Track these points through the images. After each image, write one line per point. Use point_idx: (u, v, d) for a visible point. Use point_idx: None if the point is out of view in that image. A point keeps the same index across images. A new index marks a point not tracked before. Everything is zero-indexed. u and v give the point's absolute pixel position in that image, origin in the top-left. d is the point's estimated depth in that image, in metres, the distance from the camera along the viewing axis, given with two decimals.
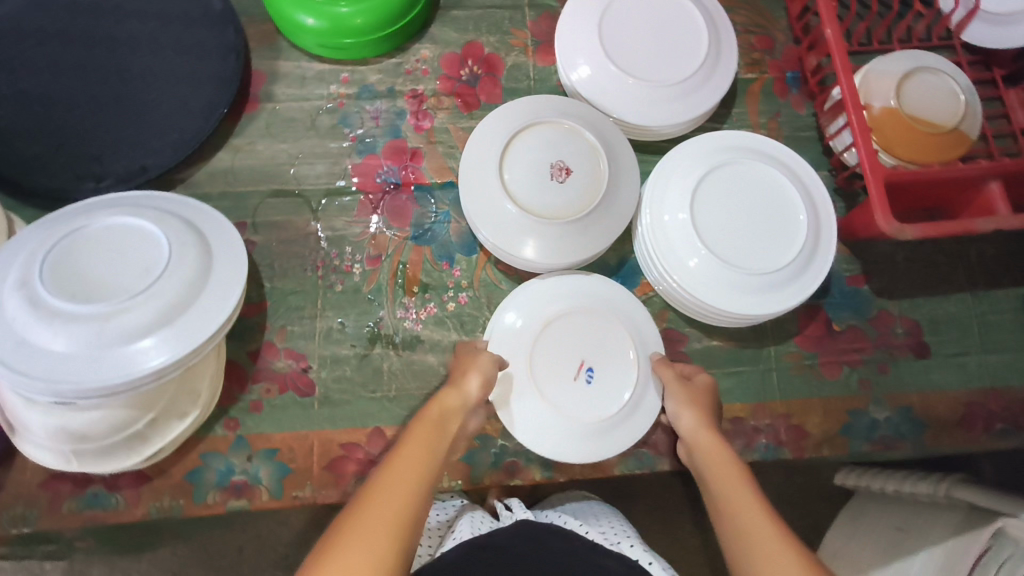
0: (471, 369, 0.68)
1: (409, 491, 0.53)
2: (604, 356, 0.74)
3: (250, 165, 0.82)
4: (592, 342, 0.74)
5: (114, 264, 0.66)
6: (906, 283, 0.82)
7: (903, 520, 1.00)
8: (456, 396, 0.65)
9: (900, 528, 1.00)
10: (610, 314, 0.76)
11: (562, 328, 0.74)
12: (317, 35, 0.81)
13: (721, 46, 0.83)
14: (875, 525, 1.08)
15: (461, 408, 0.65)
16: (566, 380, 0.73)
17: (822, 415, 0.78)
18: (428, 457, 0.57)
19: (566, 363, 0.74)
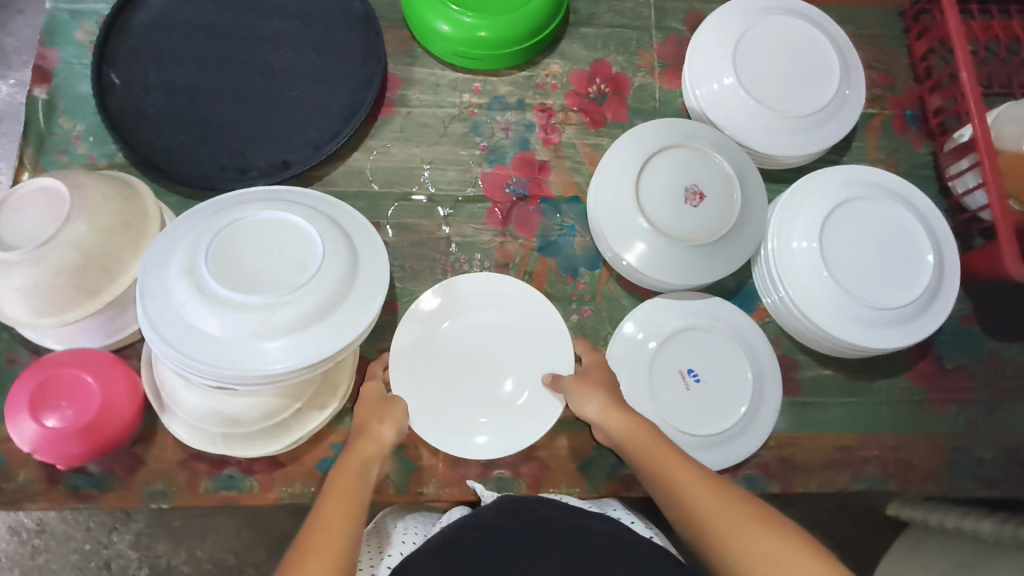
0: (385, 417, 0.67)
1: (335, 536, 0.53)
2: (711, 366, 0.77)
3: (384, 167, 0.84)
4: (700, 353, 0.78)
5: (270, 257, 0.68)
6: (1018, 327, 0.83)
7: (962, 555, 1.03)
8: (371, 444, 0.64)
9: (963, 564, 1.02)
10: (718, 326, 0.79)
11: (671, 338, 0.77)
12: (449, 42, 0.84)
13: (851, 81, 0.85)
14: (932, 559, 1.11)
15: (376, 453, 0.63)
16: (673, 388, 0.76)
17: (929, 450, 0.79)
18: (350, 494, 0.57)
19: (674, 371, 0.77)
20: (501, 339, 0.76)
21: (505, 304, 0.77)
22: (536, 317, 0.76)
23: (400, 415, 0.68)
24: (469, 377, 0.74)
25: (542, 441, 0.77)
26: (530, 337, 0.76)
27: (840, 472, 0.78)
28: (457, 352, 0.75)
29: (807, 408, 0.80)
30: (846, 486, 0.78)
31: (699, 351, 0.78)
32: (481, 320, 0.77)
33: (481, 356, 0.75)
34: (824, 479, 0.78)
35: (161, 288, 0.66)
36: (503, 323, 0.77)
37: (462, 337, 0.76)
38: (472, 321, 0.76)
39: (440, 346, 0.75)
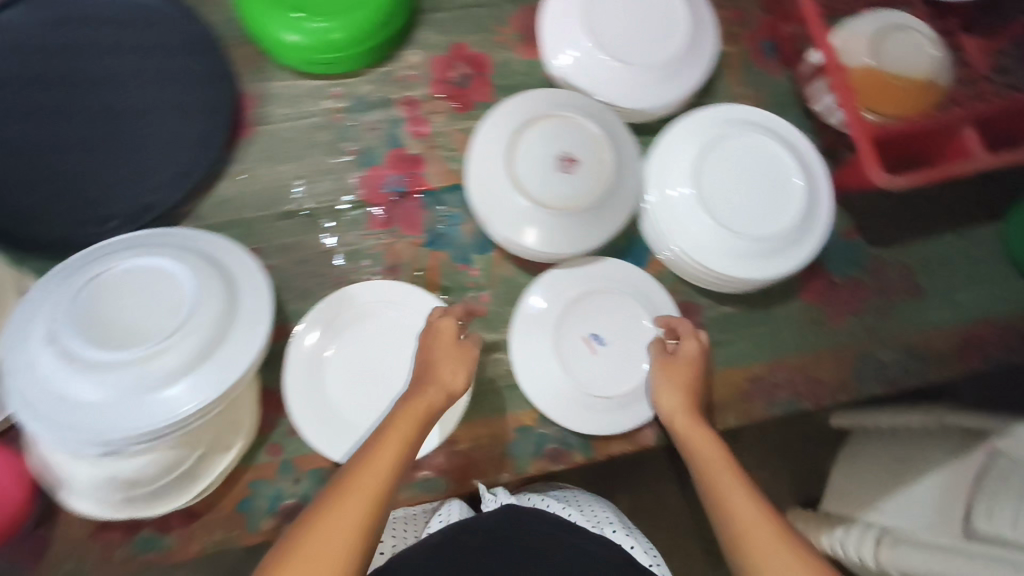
0: (454, 363, 0.69)
1: (376, 485, 0.58)
2: (615, 327, 0.79)
3: (255, 191, 0.82)
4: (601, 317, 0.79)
5: (140, 308, 0.65)
6: (896, 231, 0.87)
7: (900, 452, 1.08)
8: (438, 394, 0.66)
9: (896, 461, 1.07)
10: (614, 285, 0.80)
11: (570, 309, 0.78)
12: (296, 52, 0.81)
13: (701, 24, 0.86)
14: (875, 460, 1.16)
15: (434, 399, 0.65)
16: (580, 358, 0.77)
17: (834, 363, 0.83)
18: (402, 444, 0.61)
19: (580, 340, 0.78)
20: (399, 341, 0.76)
21: (398, 305, 0.77)
22: (430, 315, 0.77)
23: (467, 358, 0.69)
24: (377, 389, 0.74)
25: (463, 434, 0.77)
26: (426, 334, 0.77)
27: (755, 402, 0.81)
28: (353, 373, 0.75)
29: (713, 348, 0.82)
30: (763, 415, 0.80)
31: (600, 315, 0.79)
32: (371, 328, 0.76)
33: (380, 367, 0.75)
34: (742, 412, 0.80)
35: (25, 362, 0.62)
36: (395, 327, 0.77)
37: (355, 357, 0.75)
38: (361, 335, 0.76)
39: (335, 372, 0.75)
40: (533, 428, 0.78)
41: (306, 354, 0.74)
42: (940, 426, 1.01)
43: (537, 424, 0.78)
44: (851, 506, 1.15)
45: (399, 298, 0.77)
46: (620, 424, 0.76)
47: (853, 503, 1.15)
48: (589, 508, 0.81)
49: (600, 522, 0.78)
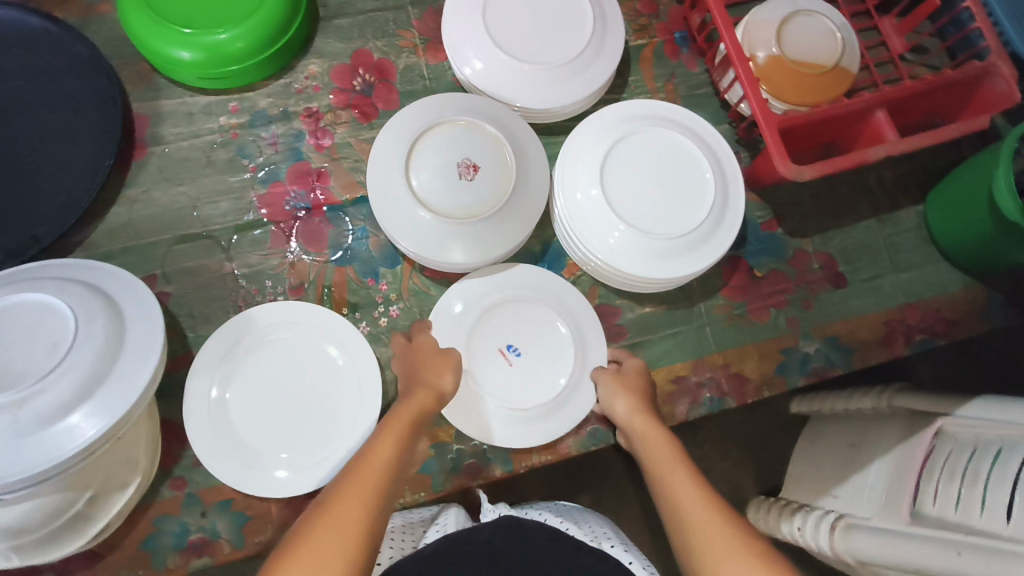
0: (443, 367, 0.70)
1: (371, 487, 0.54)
2: (533, 335, 0.76)
3: (150, 214, 0.79)
4: (515, 326, 0.76)
5: (17, 347, 0.63)
6: (816, 219, 0.86)
7: (854, 435, 1.03)
8: (431, 393, 0.67)
9: (852, 445, 1.03)
10: (529, 291, 0.77)
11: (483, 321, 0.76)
12: (197, 68, 0.78)
13: (607, 17, 0.84)
14: (832, 444, 1.12)
15: (429, 405, 0.67)
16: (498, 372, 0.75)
17: (758, 358, 0.81)
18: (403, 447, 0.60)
19: (496, 354, 0.75)
20: (303, 364, 0.73)
21: (298, 327, 0.74)
22: (333, 334, 0.74)
23: (454, 362, 0.71)
24: (286, 419, 0.71)
25: None
26: (331, 354, 0.74)
27: (678, 403, 0.79)
28: (258, 409, 0.71)
29: (634, 350, 0.80)
30: (687, 415, 0.78)
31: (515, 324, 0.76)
32: (270, 355, 0.73)
33: (285, 395, 0.72)
34: (665, 414, 0.78)
35: None
36: (296, 351, 0.74)
37: (257, 390, 0.72)
38: (261, 364, 0.73)
39: (240, 412, 0.71)
40: (448, 444, 0.76)
41: (206, 405, 0.70)
42: (889, 408, 0.95)
43: (453, 440, 0.76)
44: (806, 493, 1.12)
45: (299, 319, 0.74)
46: (526, 438, 0.73)
47: (808, 490, 1.11)
48: (594, 525, 0.74)
49: (598, 537, 0.71)
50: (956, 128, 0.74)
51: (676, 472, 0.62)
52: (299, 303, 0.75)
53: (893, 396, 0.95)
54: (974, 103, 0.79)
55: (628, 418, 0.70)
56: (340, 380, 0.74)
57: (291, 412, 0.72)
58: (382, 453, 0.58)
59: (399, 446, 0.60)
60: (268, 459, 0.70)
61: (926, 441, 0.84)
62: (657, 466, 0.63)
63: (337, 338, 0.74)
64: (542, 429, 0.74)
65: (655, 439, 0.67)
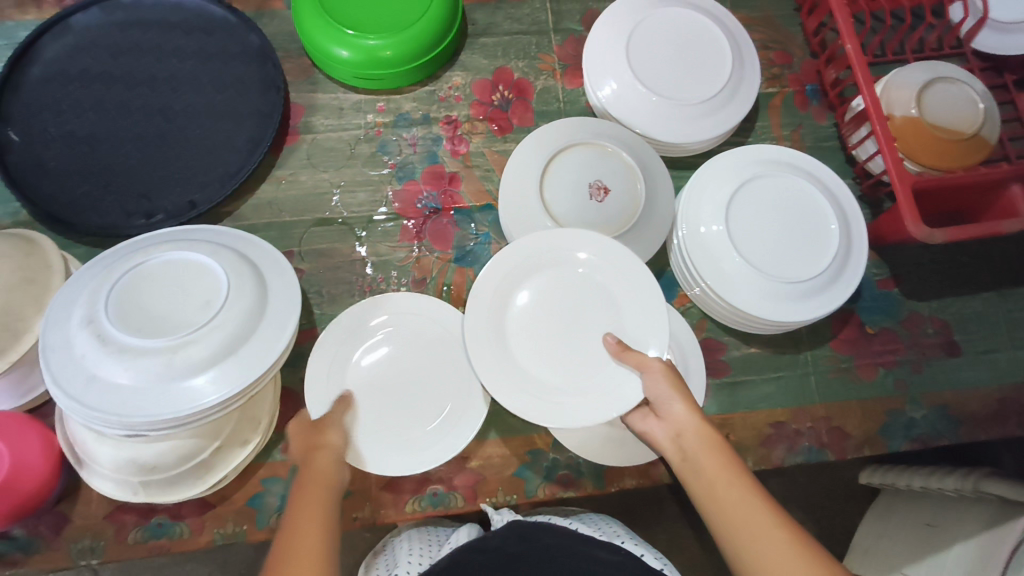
0: (328, 427, 0.65)
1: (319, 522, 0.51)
2: (524, 381, 0.69)
3: (294, 196, 0.85)
4: (591, 296, 0.71)
5: (174, 299, 0.68)
6: (934, 285, 0.85)
7: (932, 515, 1.00)
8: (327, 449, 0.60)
9: (930, 524, 0.99)
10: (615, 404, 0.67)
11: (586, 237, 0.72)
12: (352, 67, 0.84)
13: (745, 62, 0.86)
14: (904, 521, 1.07)
15: (333, 462, 0.59)
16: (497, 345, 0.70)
17: (861, 417, 0.80)
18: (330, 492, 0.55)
19: (515, 334, 0.70)
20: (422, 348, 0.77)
21: (420, 314, 0.77)
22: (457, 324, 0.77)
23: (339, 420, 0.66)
24: (404, 400, 0.74)
25: (475, 451, 0.77)
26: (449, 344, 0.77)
27: (774, 447, 0.78)
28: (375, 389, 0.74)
29: (735, 389, 0.80)
30: (783, 461, 0.78)
31: (598, 295, 0.72)
32: (391, 339, 0.76)
33: (401, 379, 0.75)
34: (760, 456, 0.78)
35: (62, 342, 0.65)
36: (412, 338, 0.77)
37: (377, 371, 0.75)
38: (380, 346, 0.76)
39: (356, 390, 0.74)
40: (544, 452, 0.77)
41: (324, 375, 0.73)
42: (975, 492, 0.91)
43: (550, 449, 0.77)
44: (874, 569, 1.07)
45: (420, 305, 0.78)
46: (629, 457, 0.74)
47: (877, 565, 1.07)
48: (609, 523, 0.73)
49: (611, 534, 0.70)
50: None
51: (724, 486, 0.55)
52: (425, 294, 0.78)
53: (979, 480, 0.90)
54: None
55: (673, 421, 0.61)
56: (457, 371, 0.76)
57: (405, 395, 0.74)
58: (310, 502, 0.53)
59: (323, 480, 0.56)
60: (380, 438, 0.72)
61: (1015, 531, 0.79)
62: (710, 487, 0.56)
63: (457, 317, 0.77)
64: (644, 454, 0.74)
65: (702, 444, 0.58)
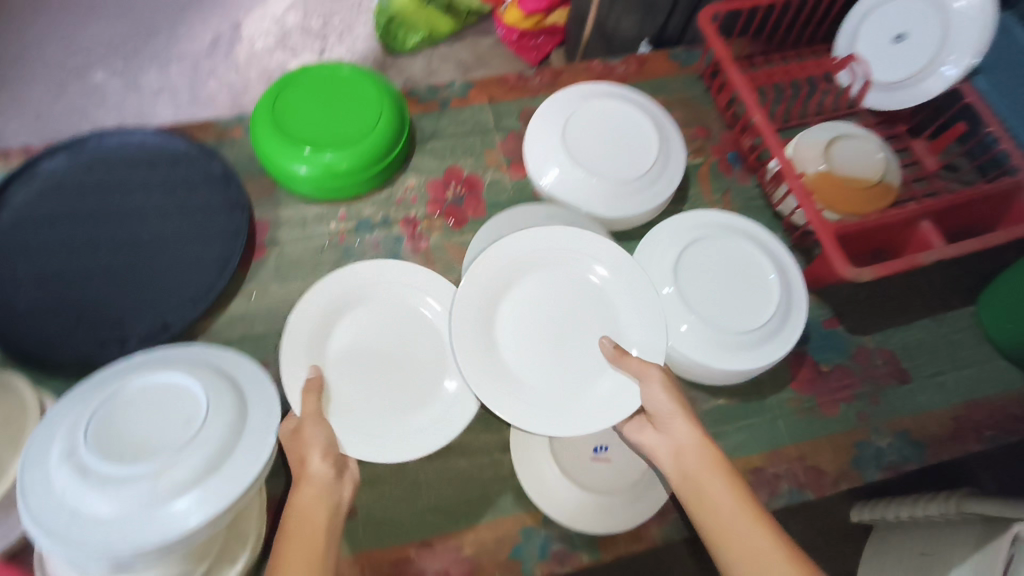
0: (307, 452, 0.69)
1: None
2: (530, 395, 0.75)
3: (266, 307, 0.88)
4: (587, 304, 0.80)
5: (155, 423, 0.69)
6: (874, 318, 0.92)
7: (924, 544, 1.01)
8: (315, 487, 0.65)
9: (924, 554, 1.00)
10: (613, 400, 0.75)
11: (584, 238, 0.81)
12: (312, 182, 0.90)
13: (670, 140, 0.96)
14: (900, 554, 1.08)
15: (320, 494, 0.65)
16: (501, 361, 0.76)
17: (833, 452, 0.83)
18: (320, 524, 0.62)
19: (509, 347, 0.77)
20: (399, 326, 0.84)
21: (391, 287, 0.86)
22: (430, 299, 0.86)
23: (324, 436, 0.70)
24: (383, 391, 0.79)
25: (468, 538, 0.77)
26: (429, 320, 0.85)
27: (757, 492, 0.81)
28: (356, 370, 0.80)
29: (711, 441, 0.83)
30: (768, 506, 0.80)
31: (592, 301, 0.81)
32: (365, 315, 0.84)
33: (382, 355, 0.82)
34: None
35: (41, 480, 0.64)
36: (391, 331, 0.84)
37: (355, 350, 0.82)
38: (355, 327, 0.83)
39: (339, 378, 0.79)
40: (536, 529, 0.78)
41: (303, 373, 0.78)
42: (960, 515, 0.95)
43: (541, 525, 0.78)
44: None
45: (392, 281, 0.85)
46: (617, 523, 0.76)
47: None
48: None
49: None
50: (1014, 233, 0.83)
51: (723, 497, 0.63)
52: (392, 263, 0.86)
53: (961, 500, 0.95)
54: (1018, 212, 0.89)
55: (675, 440, 0.69)
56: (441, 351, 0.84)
57: (388, 373, 0.81)
58: (297, 539, 0.60)
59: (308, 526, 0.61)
60: (369, 421, 0.77)
61: (1005, 547, 0.81)
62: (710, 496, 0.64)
63: (430, 291, 0.86)
64: (630, 518, 0.76)
65: (701, 459, 0.66)
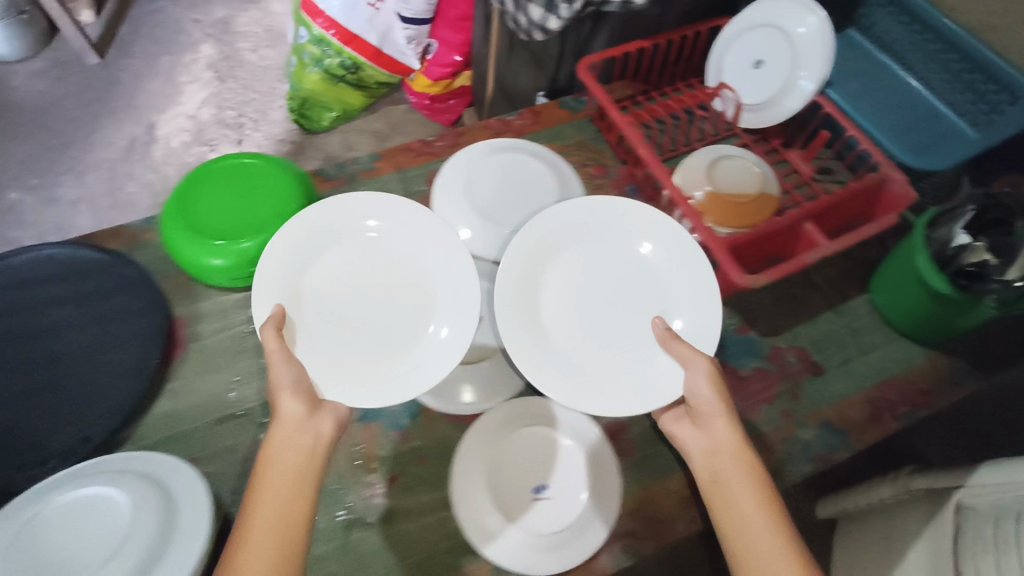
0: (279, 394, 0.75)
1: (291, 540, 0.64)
2: (573, 368, 0.85)
3: (193, 403, 0.88)
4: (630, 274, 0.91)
5: (83, 542, 0.68)
6: (781, 318, 0.98)
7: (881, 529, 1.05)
8: (300, 436, 0.72)
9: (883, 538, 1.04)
10: (647, 373, 0.84)
11: (658, 222, 0.92)
12: (228, 272, 0.92)
13: (569, 183, 1.01)
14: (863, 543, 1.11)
15: (297, 449, 0.71)
16: (542, 331, 0.86)
17: (763, 452, 0.87)
18: (280, 484, 0.68)
19: (555, 323, 0.88)
20: (371, 254, 0.89)
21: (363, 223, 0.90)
22: (411, 238, 0.90)
23: (293, 373, 0.76)
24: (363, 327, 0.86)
25: None
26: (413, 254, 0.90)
27: (698, 504, 0.83)
28: (327, 308, 0.85)
29: (648, 461, 0.85)
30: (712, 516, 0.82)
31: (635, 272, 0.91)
32: (337, 253, 0.89)
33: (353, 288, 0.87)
34: (690, 518, 0.82)
35: None
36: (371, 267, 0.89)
37: (332, 292, 0.87)
38: (327, 264, 0.88)
39: (308, 314, 0.85)
40: None
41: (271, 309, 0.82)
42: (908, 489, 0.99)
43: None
44: None
45: (356, 205, 0.90)
46: (563, 562, 0.77)
47: None
48: None
49: None
50: (885, 218, 0.92)
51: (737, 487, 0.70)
52: (353, 195, 0.89)
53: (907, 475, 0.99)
54: (891, 199, 0.98)
55: (711, 435, 0.75)
56: (426, 285, 0.89)
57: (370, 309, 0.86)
58: (266, 499, 0.67)
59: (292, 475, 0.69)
60: (346, 364, 0.83)
61: (951, 516, 0.86)
62: (728, 485, 0.70)
63: (405, 233, 0.90)
64: (575, 555, 0.77)
65: (729, 459, 0.73)
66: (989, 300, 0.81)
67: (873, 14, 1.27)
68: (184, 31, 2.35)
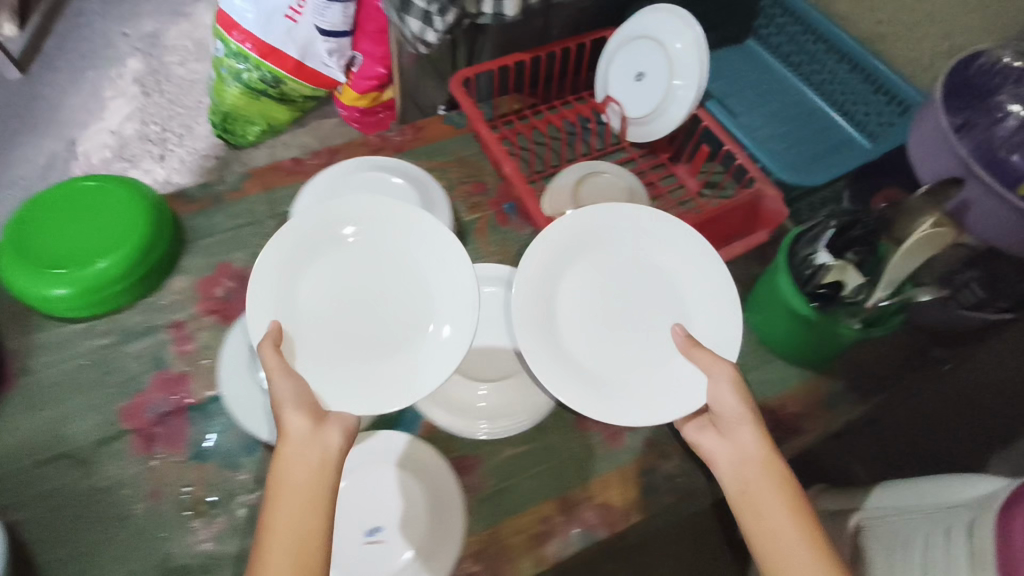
0: (280, 408, 0.67)
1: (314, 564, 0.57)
2: (597, 382, 0.80)
3: (10, 443, 0.81)
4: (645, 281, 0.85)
5: None
6: None
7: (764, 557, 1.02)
8: (314, 446, 0.64)
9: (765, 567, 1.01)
10: (672, 382, 0.79)
11: (660, 223, 0.86)
12: (72, 301, 0.86)
13: (435, 204, 0.97)
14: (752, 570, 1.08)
15: (308, 451, 0.64)
16: (558, 344, 0.80)
17: (621, 485, 0.83)
18: (303, 493, 0.60)
19: (571, 336, 0.82)
20: (359, 260, 0.81)
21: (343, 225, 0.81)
22: (400, 240, 0.82)
23: (290, 388, 0.68)
24: (372, 326, 0.79)
25: None
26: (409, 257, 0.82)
27: (550, 544, 0.79)
28: (316, 316, 0.78)
29: (498, 497, 0.81)
30: (559, 555, 0.78)
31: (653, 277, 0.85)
32: (324, 262, 0.80)
33: (341, 293, 0.80)
34: (537, 558, 0.78)
35: None
36: (353, 274, 0.81)
37: (323, 300, 0.79)
38: (315, 272, 0.79)
39: (304, 327, 0.77)
40: None
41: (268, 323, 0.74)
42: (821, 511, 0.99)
43: None
44: None
45: (341, 210, 0.81)
46: None
47: None
48: None
49: None
50: (749, 242, 0.90)
51: (769, 501, 0.64)
52: (342, 195, 0.80)
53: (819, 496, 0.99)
54: (763, 218, 0.96)
55: (740, 446, 0.69)
56: (423, 289, 0.82)
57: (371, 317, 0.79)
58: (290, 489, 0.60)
59: (308, 486, 0.61)
60: (356, 372, 0.76)
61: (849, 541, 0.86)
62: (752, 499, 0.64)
63: (396, 235, 0.82)
64: None
65: (758, 469, 0.66)
66: (858, 319, 0.81)
67: (775, 26, 1.25)
68: (113, 44, 2.29)
